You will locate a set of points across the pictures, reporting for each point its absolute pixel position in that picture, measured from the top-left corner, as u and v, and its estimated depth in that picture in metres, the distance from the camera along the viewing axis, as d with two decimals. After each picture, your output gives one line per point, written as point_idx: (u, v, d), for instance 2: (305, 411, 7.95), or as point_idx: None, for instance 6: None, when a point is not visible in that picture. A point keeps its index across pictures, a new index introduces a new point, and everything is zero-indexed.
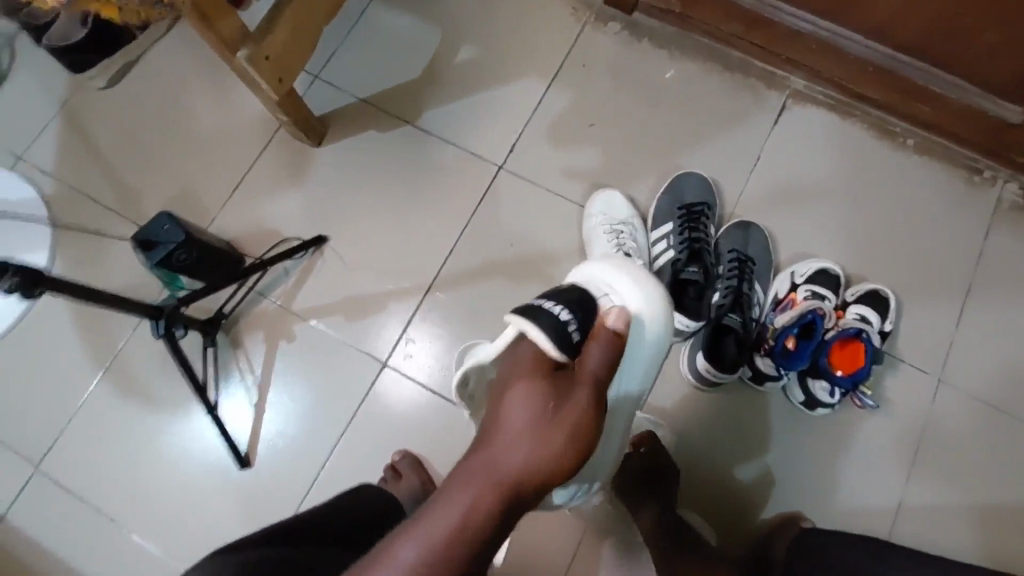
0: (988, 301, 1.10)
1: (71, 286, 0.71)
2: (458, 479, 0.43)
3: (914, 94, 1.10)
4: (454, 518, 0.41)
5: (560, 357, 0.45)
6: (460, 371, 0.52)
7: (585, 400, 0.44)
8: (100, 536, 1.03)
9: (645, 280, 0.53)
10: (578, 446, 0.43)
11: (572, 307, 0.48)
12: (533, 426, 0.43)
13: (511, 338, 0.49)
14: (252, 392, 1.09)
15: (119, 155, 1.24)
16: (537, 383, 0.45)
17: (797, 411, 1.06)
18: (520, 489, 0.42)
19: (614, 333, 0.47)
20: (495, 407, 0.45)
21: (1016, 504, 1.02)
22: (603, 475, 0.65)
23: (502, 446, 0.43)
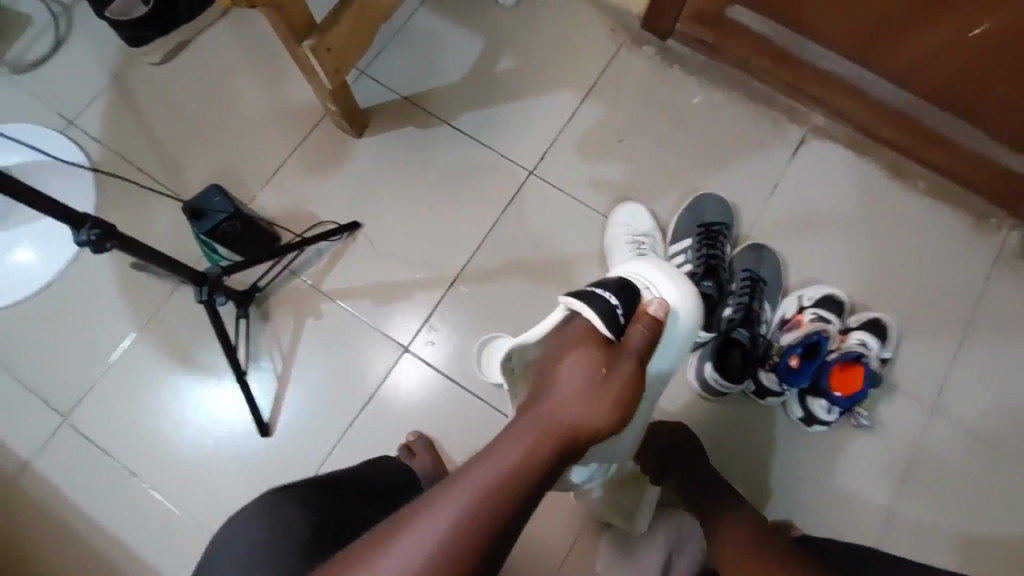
0: (982, 339, 1.16)
1: (135, 246, 0.76)
2: (516, 428, 0.49)
3: (927, 138, 1.16)
4: (514, 456, 0.47)
5: (606, 333, 0.51)
6: (504, 350, 0.57)
7: (631, 371, 0.49)
8: (122, 490, 1.07)
9: (681, 279, 0.58)
10: (622, 410, 0.48)
11: (619, 293, 0.53)
12: (587, 385, 0.49)
13: (560, 318, 0.55)
14: (278, 365, 1.14)
15: (167, 128, 1.29)
16: (589, 352, 0.50)
17: (795, 427, 1.12)
18: (573, 439, 0.48)
19: (655, 319, 0.52)
20: (551, 369, 0.51)
21: (993, 532, 1.08)
22: (619, 458, 0.70)
23: (558, 401, 0.49)
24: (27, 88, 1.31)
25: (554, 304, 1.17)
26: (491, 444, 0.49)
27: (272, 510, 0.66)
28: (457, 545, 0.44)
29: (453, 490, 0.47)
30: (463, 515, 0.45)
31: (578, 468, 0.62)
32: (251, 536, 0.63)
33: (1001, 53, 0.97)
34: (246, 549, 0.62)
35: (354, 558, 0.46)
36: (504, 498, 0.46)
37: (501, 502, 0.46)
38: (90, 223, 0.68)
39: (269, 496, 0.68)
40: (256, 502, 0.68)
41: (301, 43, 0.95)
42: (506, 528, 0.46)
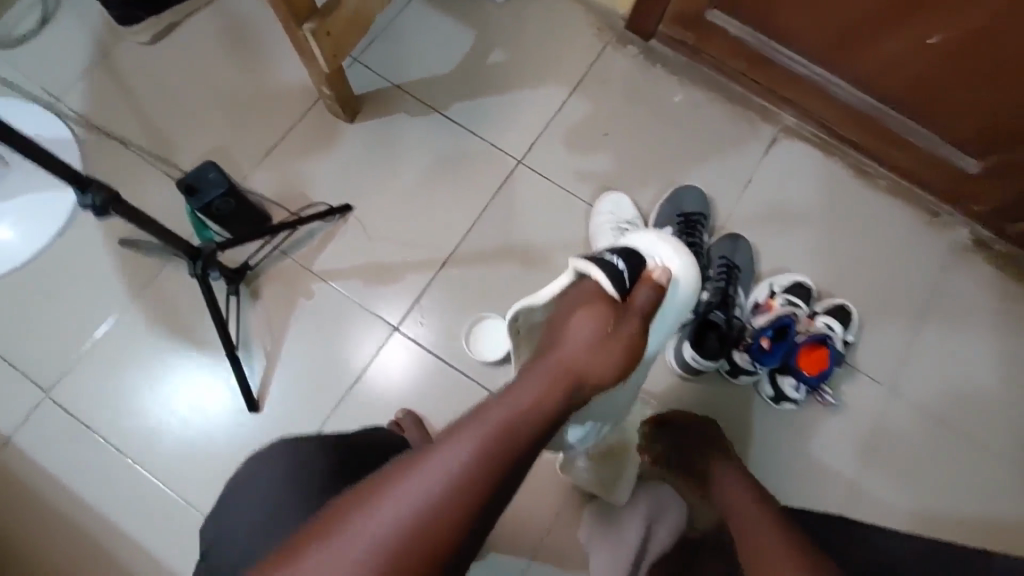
0: (936, 326, 1.25)
1: (136, 214, 0.77)
2: (530, 374, 0.52)
3: (889, 140, 1.25)
4: (529, 398, 0.51)
5: (612, 292, 0.55)
6: (512, 309, 0.61)
7: (635, 327, 0.54)
8: (107, 466, 1.07)
9: (684, 248, 0.60)
10: (627, 359, 0.53)
11: (625, 258, 0.57)
12: (595, 337, 0.53)
13: (570, 279, 0.59)
14: (267, 342, 1.16)
15: (157, 107, 1.29)
16: (598, 308, 0.54)
17: (766, 406, 1.18)
18: (581, 386, 0.52)
19: (659, 283, 0.56)
20: (562, 322, 0.55)
21: (944, 505, 1.17)
22: (611, 419, 0.76)
23: (570, 350, 0.52)
24: (12, 63, 1.30)
25: (540, 288, 1.21)
26: (503, 389, 0.52)
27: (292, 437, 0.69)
28: (471, 478, 0.48)
29: (471, 428, 0.50)
30: (477, 452, 0.49)
31: (574, 427, 0.67)
32: (269, 485, 0.62)
33: (961, 59, 1.04)
34: (263, 499, 0.61)
35: (371, 490, 0.49)
36: (520, 435, 0.50)
37: (513, 440, 0.50)
38: (94, 185, 0.69)
39: (286, 446, 0.66)
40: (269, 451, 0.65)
41: (302, 25, 0.97)
42: (516, 464, 0.50)
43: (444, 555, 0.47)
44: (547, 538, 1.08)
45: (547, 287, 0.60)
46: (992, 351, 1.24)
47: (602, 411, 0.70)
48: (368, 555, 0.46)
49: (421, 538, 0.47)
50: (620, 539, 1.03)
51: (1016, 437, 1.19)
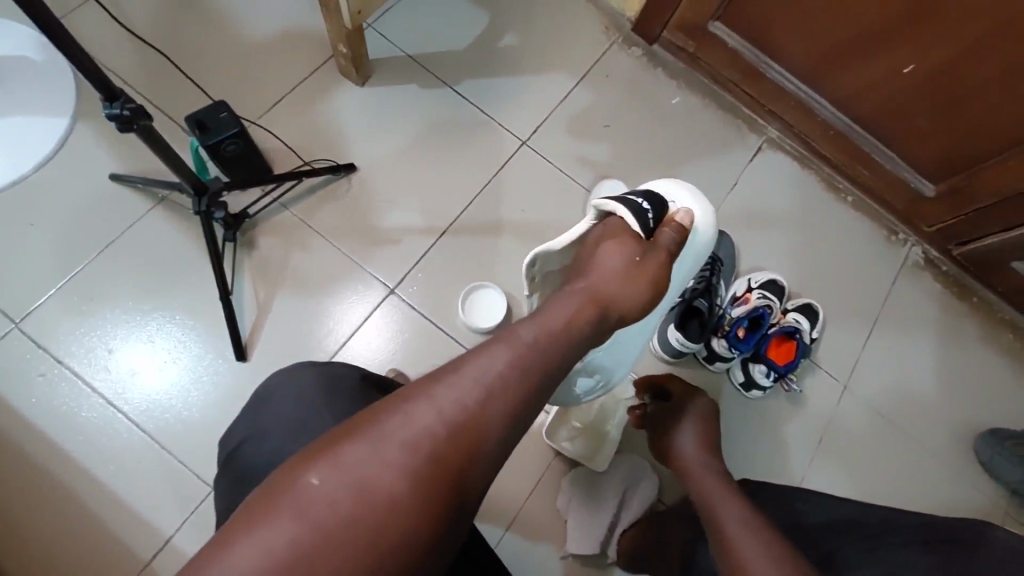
0: (888, 332, 1.37)
1: (156, 141, 0.78)
2: (560, 301, 0.56)
3: (861, 160, 1.37)
4: (561, 320, 0.54)
5: (637, 229, 0.58)
6: (530, 254, 0.61)
7: (660, 261, 0.58)
8: (74, 403, 1.04)
9: (703, 197, 0.64)
10: (653, 290, 0.57)
11: (649, 199, 0.61)
12: (623, 268, 0.57)
13: (592, 221, 0.62)
14: (259, 293, 1.14)
15: (160, 45, 1.25)
16: (625, 244, 0.58)
17: (736, 392, 1.27)
18: (608, 312, 0.56)
19: (681, 225, 0.60)
20: (591, 257, 0.59)
21: (885, 493, 1.27)
22: (617, 378, 0.78)
23: (600, 278, 0.57)
24: None
25: None
26: (534, 313, 0.55)
27: (317, 364, 0.72)
28: (508, 388, 0.50)
29: (506, 342, 0.52)
30: (513, 362, 0.51)
31: (584, 377, 0.70)
32: (302, 392, 0.67)
33: (930, 90, 1.15)
34: (297, 403, 0.67)
35: (403, 395, 0.49)
36: (552, 353, 0.52)
37: (546, 356, 0.52)
38: (125, 98, 0.69)
39: (314, 368, 0.71)
40: (302, 367, 0.71)
41: None
42: (548, 379, 0.52)
43: (478, 460, 0.48)
44: (526, 502, 1.09)
45: (558, 236, 0.61)
46: (934, 359, 1.37)
47: (611, 368, 0.73)
48: (405, 453, 0.46)
49: (458, 441, 0.47)
50: (597, 504, 1.08)
51: (947, 436, 1.33)
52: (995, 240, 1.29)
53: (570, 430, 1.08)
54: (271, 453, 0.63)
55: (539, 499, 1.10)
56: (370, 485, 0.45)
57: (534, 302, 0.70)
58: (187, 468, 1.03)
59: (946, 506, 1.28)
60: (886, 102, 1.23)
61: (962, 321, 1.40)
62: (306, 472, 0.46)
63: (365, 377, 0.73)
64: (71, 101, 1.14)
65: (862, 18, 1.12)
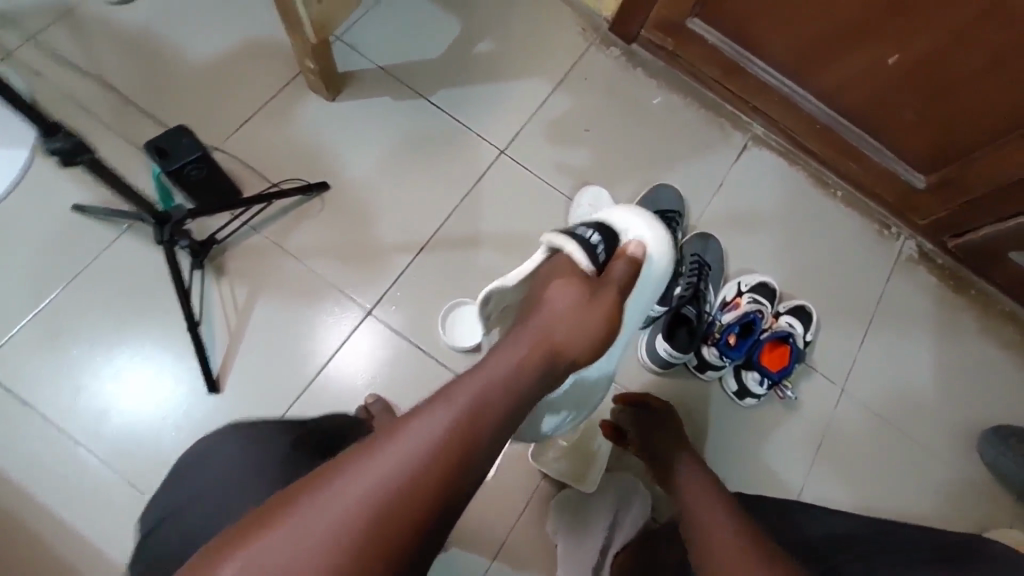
0: (884, 331, 1.33)
1: (103, 170, 0.74)
2: (511, 344, 0.54)
3: (847, 153, 1.33)
4: (510, 367, 0.52)
5: (586, 266, 0.58)
6: (485, 290, 0.64)
7: (612, 297, 0.57)
8: (40, 447, 1.00)
9: (657, 224, 0.64)
10: (606, 328, 0.56)
11: (600, 234, 0.62)
12: (575, 307, 0.56)
13: (543, 256, 0.62)
14: (229, 320, 1.11)
15: (122, 69, 1.21)
16: (575, 281, 0.57)
17: (729, 401, 1.23)
18: (560, 359, 0.54)
19: (633, 258, 0.60)
20: (541, 295, 0.57)
21: (888, 497, 1.24)
22: (587, 409, 0.77)
23: (551, 318, 0.55)
24: None
25: None
26: (477, 363, 0.53)
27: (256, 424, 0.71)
28: (449, 449, 0.47)
29: (453, 394, 0.50)
30: (454, 419, 0.48)
31: (549, 415, 0.67)
32: (240, 457, 0.65)
33: (916, 79, 1.11)
34: (229, 475, 0.63)
35: (345, 458, 0.47)
36: (500, 402, 0.51)
37: (491, 409, 0.50)
38: (64, 131, 0.66)
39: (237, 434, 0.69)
40: (235, 440, 0.68)
41: None
42: (500, 429, 0.50)
43: (425, 525, 0.45)
44: (512, 531, 1.06)
45: (514, 272, 0.63)
46: (933, 356, 1.33)
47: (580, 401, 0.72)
48: (346, 523, 0.44)
49: (402, 505, 0.45)
50: (588, 528, 1.03)
51: (949, 436, 1.29)
52: (990, 231, 1.25)
53: (557, 449, 1.06)
54: (209, 517, 0.60)
55: (526, 526, 1.06)
56: (307, 560, 0.43)
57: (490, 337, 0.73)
58: (146, 496, 1.00)
59: (951, 508, 1.25)
60: (871, 94, 1.20)
61: (960, 315, 1.37)
62: (238, 551, 0.43)
63: (297, 444, 0.68)
64: (30, 132, 1.10)
65: (845, 11, 1.08)
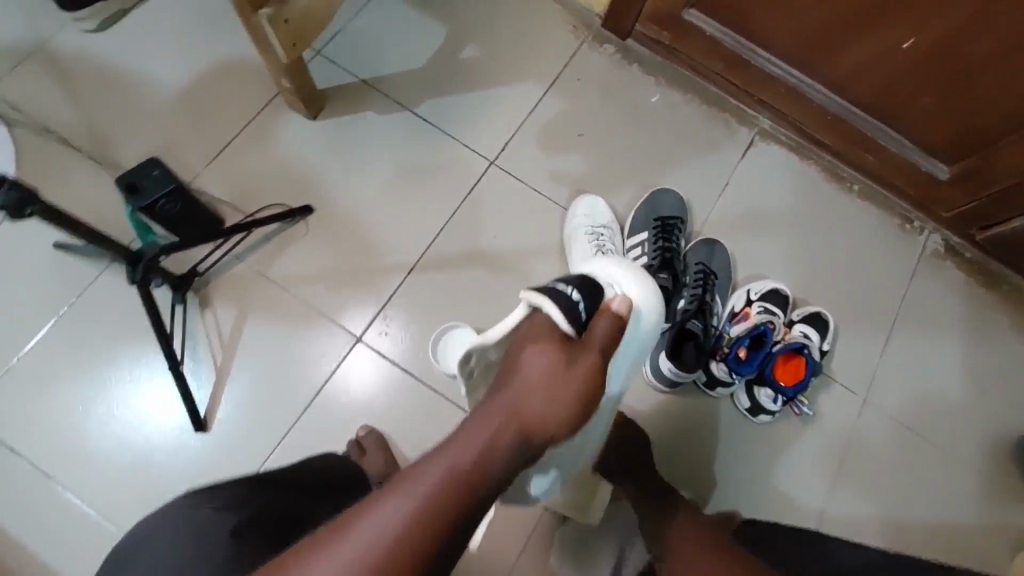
0: (909, 334, 1.24)
1: (56, 213, 0.70)
2: (479, 419, 0.50)
3: (862, 146, 1.24)
4: (477, 447, 0.48)
5: (567, 330, 0.53)
6: (465, 350, 0.60)
7: (592, 362, 0.51)
8: (34, 493, 1.00)
9: (644, 275, 0.60)
10: (585, 398, 0.51)
11: (582, 289, 0.56)
12: (550, 375, 0.50)
13: (521, 315, 0.56)
14: (216, 354, 1.08)
15: (100, 98, 1.19)
16: (551, 344, 0.52)
17: (742, 417, 1.16)
18: (532, 436, 0.50)
19: (617, 314, 0.55)
20: (515, 360, 0.52)
21: (918, 514, 1.16)
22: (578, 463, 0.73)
23: (523, 389, 0.50)
24: None
25: (512, 295, 1.17)
26: (444, 442, 0.50)
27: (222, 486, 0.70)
28: (407, 544, 0.45)
29: (415, 480, 0.48)
30: (415, 509, 0.46)
31: (538, 477, 0.64)
32: (201, 522, 0.62)
33: (934, 65, 1.02)
34: (173, 556, 0.59)
35: (305, 549, 0.46)
36: (465, 488, 0.47)
37: (453, 498, 0.47)
38: (9, 184, 0.64)
39: (191, 502, 0.66)
40: (192, 513, 0.64)
41: (257, 11, 0.90)
42: (465, 516, 0.47)
43: None
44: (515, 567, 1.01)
45: (493, 329, 0.58)
46: (963, 359, 1.24)
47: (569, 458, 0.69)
48: None
49: None
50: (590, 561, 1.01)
51: (984, 444, 1.20)
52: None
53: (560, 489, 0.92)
54: None
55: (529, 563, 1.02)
56: None
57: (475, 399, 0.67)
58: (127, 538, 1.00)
59: (987, 523, 1.16)
60: (884, 83, 1.11)
61: (993, 314, 1.27)
62: None
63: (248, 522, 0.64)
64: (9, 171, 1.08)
65: None
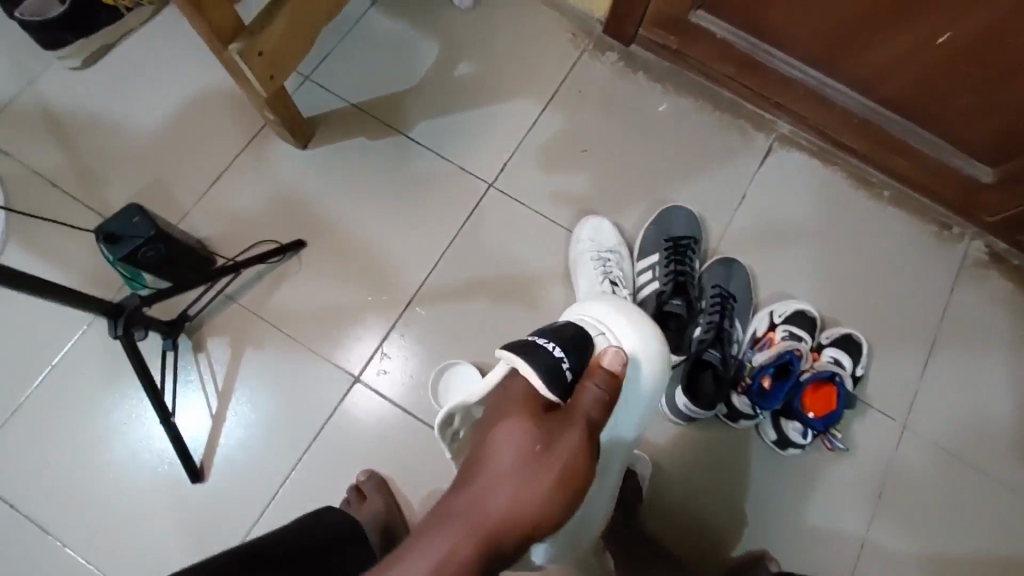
0: (951, 353, 1.14)
1: (18, 278, 0.66)
2: (440, 521, 0.44)
3: (893, 148, 1.14)
4: (434, 560, 0.42)
5: (550, 397, 0.47)
6: (442, 413, 0.52)
7: (577, 437, 0.45)
8: (34, 547, 0.98)
9: (640, 321, 0.56)
10: (565, 488, 0.44)
11: (567, 347, 0.49)
12: (523, 463, 0.44)
13: (499, 377, 0.50)
14: (211, 400, 1.05)
15: (88, 138, 1.17)
16: (526, 420, 0.46)
17: (769, 450, 1.07)
18: (503, 541, 0.43)
19: (609, 372, 0.48)
20: (483, 442, 0.47)
21: (969, 552, 1.06)
22: (586, 529, 0.66)
23: (491, 481, 0.44)
24: None
25: (516, 325, 1.11)
26: (399, 553, 0.44)
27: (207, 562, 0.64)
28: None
29: None
30: None
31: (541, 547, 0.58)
32: None
33: (969, 61, 0.92)
34: None
35: None
36: None
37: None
38: None
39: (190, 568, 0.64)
40: None
41: (227, 45, 0.86)
42: None
43: None
44: None
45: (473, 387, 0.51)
46: (1014, 378, 1.13)
47: (574, 525, 0.62)
48: None
49: None
50: None
51: None
52: None
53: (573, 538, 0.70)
54: None
55: None
56: None
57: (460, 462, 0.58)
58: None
59: None
60: (915, 81, 1.01)
61: None
62: None
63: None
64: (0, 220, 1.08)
65: None
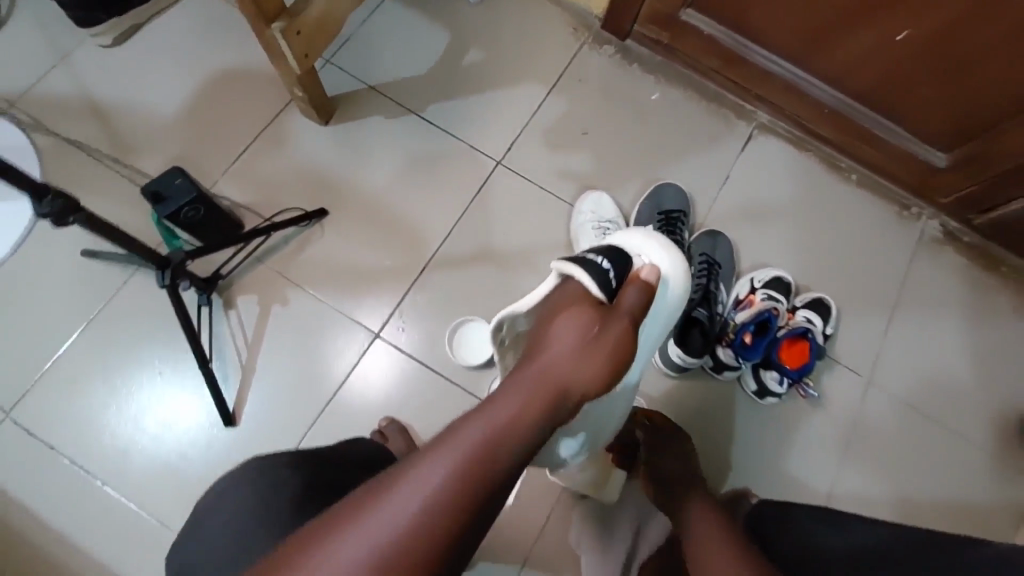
0: (910, 317, 1.28)
1: (93, 219, 0.74)
2: (515, 384, 0.54)
3: (859, 136, 1.28)
4: (512, 409, 0.52)
5: (600, 296, 0.57)
6: (496, 317, 0.62)
7: (623, 326, 0.56)
8: (74, 487, 1.05)
9: (673, 248, 0.65)
10: (614, 362, 0.55)
11: (612, 260, 0.60)
12: (582, 341, 0.55)
13: (555, 283, 0.60)
14: (240, 353, 1.13)
15: (119, 111, 1.24)
16: (583, 311, 0.56)
17: (750, 400, 1.20)
18: (566, 398, 0.54)
19: (646, 282, 0.59)
20: (546, 329, 0.57)
21: (925, 491, 1.19)
22: (602, 436, 0.78)
23: (557, 354, 0.54)
24: None
25: (522, 288, 1.21)
26: (479, 407, 0.54)
27: (265, 466, 0.73)
28: (451, 502, 0.49)
29: (454, 440, 0.51)
30: (457, 464, 0.50)
31: (569, 436, 0.69)
32: (234, 505, 0.68)
33: (924, 55, 1.06)
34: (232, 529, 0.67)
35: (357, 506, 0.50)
36: (501, 446, 0.51)
37: (494, 455, 0.51)
38: (51, 195, 0.68)
39: (253, 469, 0.72)
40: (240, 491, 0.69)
41: (270, 24, 0.94)
42: (504, 472, 0.51)
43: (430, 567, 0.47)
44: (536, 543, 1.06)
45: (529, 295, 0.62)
46: (964, 339, 1.27)
47: (596, 427, 0.74)
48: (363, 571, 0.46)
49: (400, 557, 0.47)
50: (610, 541, 1.02)
51: (988, 421, 1.23)
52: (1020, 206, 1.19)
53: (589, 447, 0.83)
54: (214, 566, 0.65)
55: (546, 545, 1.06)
56: None
57: (504, 367, 0.69)
58: (170, 530, 1.04)
59: (993, 499, 1.19)
60: (878, 75, 1.14)
61: (992, 295, 1.30)
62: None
63: (286, 504, 0.66)
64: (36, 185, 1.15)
65: None
